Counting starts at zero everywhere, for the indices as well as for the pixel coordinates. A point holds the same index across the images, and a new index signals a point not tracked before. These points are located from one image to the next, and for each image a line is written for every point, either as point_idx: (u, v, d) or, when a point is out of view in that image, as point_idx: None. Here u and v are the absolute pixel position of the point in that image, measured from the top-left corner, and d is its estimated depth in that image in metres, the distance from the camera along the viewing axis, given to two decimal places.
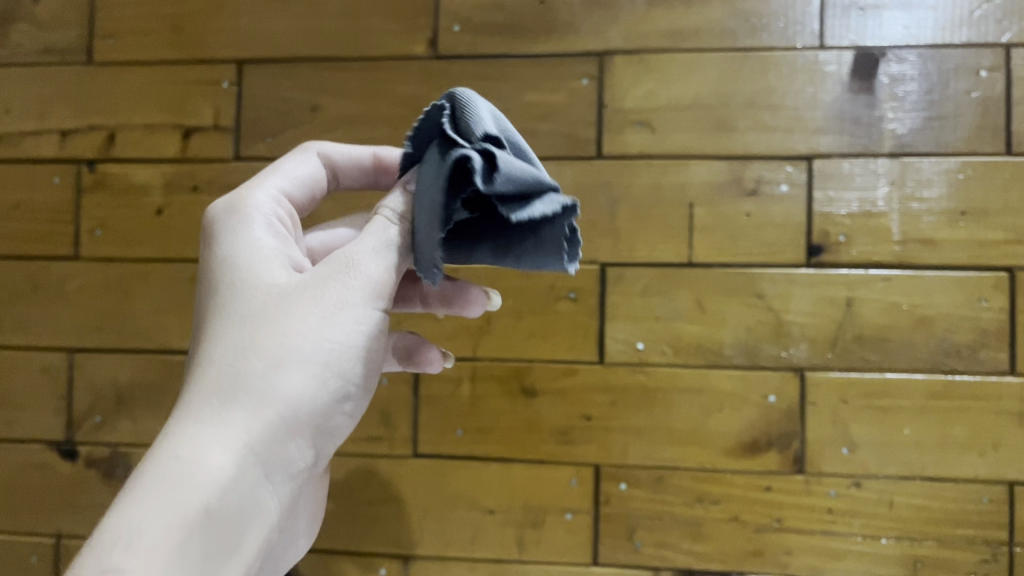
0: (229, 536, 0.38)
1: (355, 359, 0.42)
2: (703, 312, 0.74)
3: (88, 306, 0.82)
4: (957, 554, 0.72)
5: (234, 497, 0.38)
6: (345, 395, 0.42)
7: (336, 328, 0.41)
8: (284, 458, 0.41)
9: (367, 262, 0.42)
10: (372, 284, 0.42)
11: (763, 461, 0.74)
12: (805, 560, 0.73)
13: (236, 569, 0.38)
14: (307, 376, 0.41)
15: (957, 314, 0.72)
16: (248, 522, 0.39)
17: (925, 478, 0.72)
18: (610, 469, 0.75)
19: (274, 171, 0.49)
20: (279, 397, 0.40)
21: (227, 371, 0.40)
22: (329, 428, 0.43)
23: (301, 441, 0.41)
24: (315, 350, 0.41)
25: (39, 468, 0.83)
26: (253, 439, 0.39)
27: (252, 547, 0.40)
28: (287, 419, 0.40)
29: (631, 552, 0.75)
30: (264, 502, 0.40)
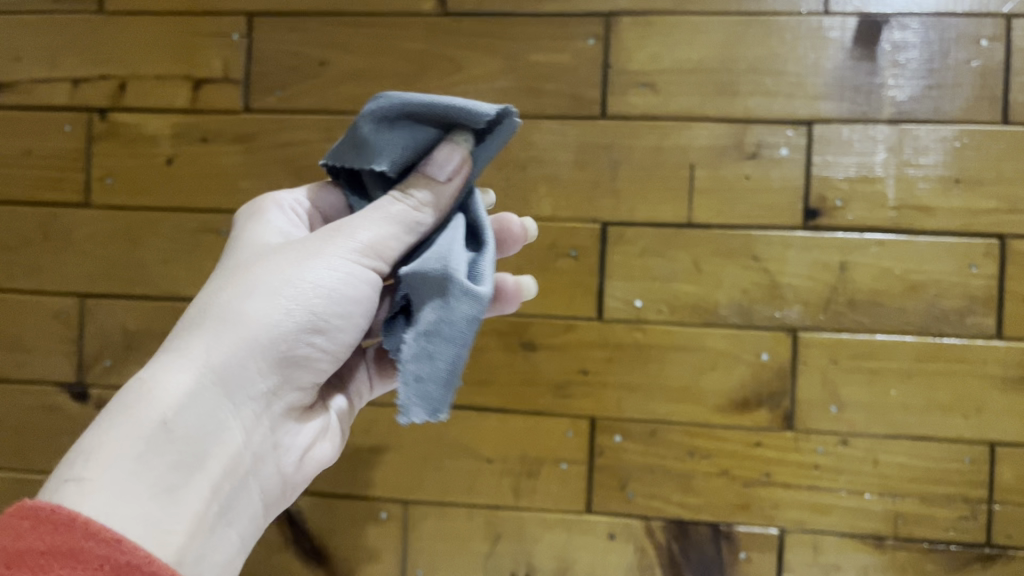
0: (190, 453, 0.41)
1: (319, 296, 0.47)
2: (700, 273, 0.76)
3: (99, 252, 0.84)
4: (938, 511, 0.74)
5: (192, 412, 0.42)
6: (309, 328, 0.47)
7: (306, 273, 0.47)
8: (242, 378, 0.45)
9: (353, 224, 0.49)
10: (351, 238, 0.48)
11: (753, 418, 0.76)
12: (792, 514, 0.76)
13: (202, 484, 0.42)
14: (265, 307, 0.46)
15: (947, 279, 0.74)
16: (210, 447, 0.43)
17: (910, 438, 0.74)
18: (605, 422, 0.78)
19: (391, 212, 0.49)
20: (241, 333, 0.45)
21: (193, 319, 0.46)
22: (289, 359, 0.47)
23: (260, 368, 0.46)
24: (281, 285, 0.47)
25: (48, 408, 0.85)
26: (213, 361, 0.44)
27: (218, 466, 0.43)
28: (244, 347, 0.45)
29: (623, 502, 0.78)
30: (224, 424, 0.44)
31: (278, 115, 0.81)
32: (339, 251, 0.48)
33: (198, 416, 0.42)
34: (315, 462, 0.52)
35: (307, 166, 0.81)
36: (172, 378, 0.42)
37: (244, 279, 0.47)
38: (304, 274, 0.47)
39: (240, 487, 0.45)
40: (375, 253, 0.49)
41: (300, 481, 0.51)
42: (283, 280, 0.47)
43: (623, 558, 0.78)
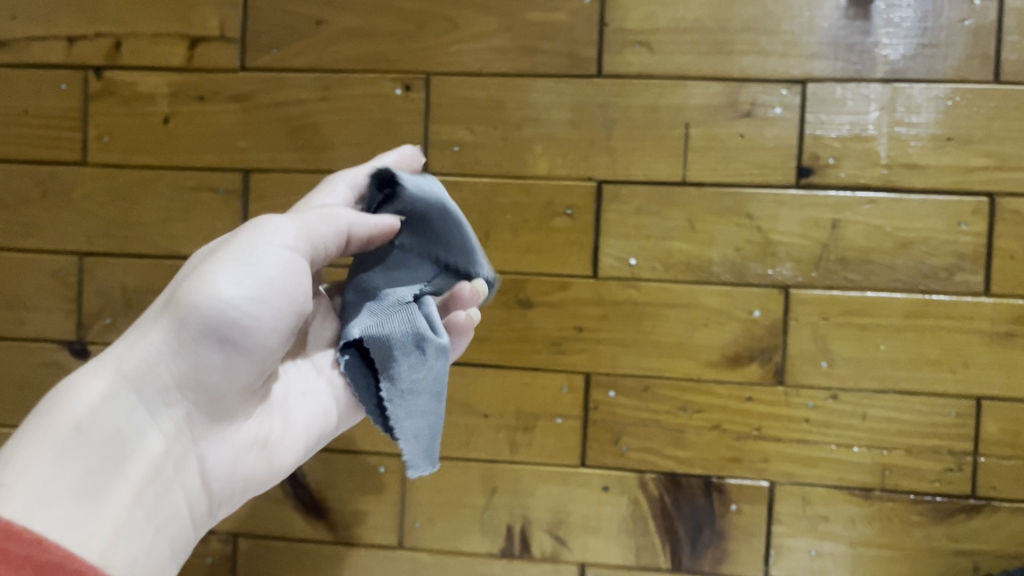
0: (106, 458, 0.43)
1: (243, 289, 0.46)
2: (694, 231, 0.77)
3: (97, 211, 0.84)
4: (925, 463, 0.76)
5: (109, 418, 0.43)
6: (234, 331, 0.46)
7: (232, 270, 0.47)
8: (164, 385, 0.46)
9: (273, 223, 0.49)
10: (279, 233, 0.49)
11: (745, 373, 0.77)
12: (782, 467, 0.77)
13: (122, 488, 0.43)
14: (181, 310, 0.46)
15: (937, 237, 0.75)
16: (129, 452, 0.44)
17: (898, 392, 0.76)
18: (599, 377, 0.79)
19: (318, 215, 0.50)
20: (165, 336, 0.46)
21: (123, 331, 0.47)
22: (219, 365, 0.47)
23: (183, 372, 0.46)
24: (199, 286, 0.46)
25: (49, 365, 0.86)
26: (131, 367, 0.45)
27: (141, 471, 0.44)
28: (167, 351, 0.46)
29: (617, 455, 0.79)
30: (142, 431, 0.45)
31: (275, 74, 0.82)
32: (258, 242, 0.48)
33: (114, 422, 0.43)
34: (259, 472, 0.51)
35: (304, 125, 0.81)
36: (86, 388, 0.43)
37: (172, 283, 0.48)
38: (227, 271, 0.46)
39: (169, 493, 0.46)
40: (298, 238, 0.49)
41: (252, 485, 0.52)
42: (201, 277, 0.46)
43: (616, 511, 0.80)
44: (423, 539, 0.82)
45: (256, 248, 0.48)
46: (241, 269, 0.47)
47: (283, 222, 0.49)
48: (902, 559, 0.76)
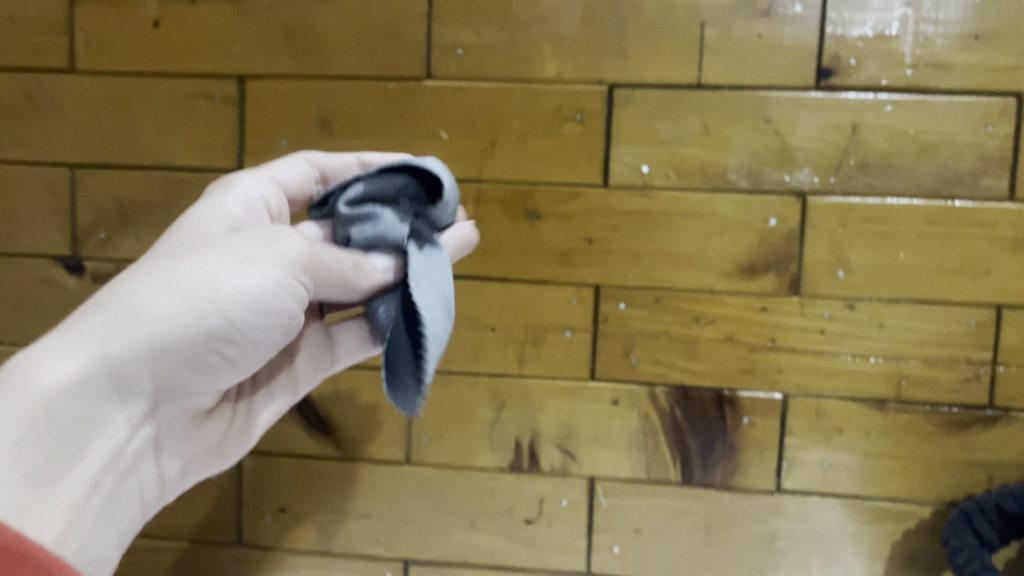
0: (71, 444, 0.44)
1: (239, 305, 0.49)
2: (709, 136, 0.74)
3: (88, 121, 0.81)
4: (942, 373, 0.74)
5: (82, 402, 0.45)
6: (221, 338, 0.49)
7: (239, 275, 0.49)
8: (136, 379, 0.47)
9: (289, 241, 0.51)
10: (287, 256, 0.50)
11: (759, 283, 0.75)
12: (796, 379, 0.76)
13: (77, 473, 0.45)
14: (177, 305, 0.47)
15: (961, 140, 0.72)
16: (93, 436, 0.46)
17: (917, 302, 0.74)
18: (610, 290, 0.77)
19: (322, 255, 0.52)
20: (144, 330, 0.46)
21: (98, 300, 0.47)
22: (193, 363, 0.50)
23: (156, 366, 0.48)
24: (201, 287, 0.48)
25: (43, 282, 0.83)
26: (112, 352, 0.46)
27: (98, 457, 0.46)
28: (147, 345, 0.47)
29: (627, 369, 0.78)
30: (110, 416, 0.46)
31: None
32: (272, 267, 0.50)
33: (85, 405, 0.45)
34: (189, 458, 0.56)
35: (302, 29, 0.78)
36: (60, 363, 0.44)
37: (163, 267, 0.48)
38: (230, 275, 0.49)
39: (120, 475, 0.49)
40: (310, 269, 0.51)
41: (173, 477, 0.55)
42: (202, 276, 0.48)
43: (626, 424, 0.78)
44: (430, 455, 0.81)
45: (261, 268, 0.50)
46: (239, 275, 0.49)
47: (294, 246, 0.51)
48: (917, 471, 0.75)
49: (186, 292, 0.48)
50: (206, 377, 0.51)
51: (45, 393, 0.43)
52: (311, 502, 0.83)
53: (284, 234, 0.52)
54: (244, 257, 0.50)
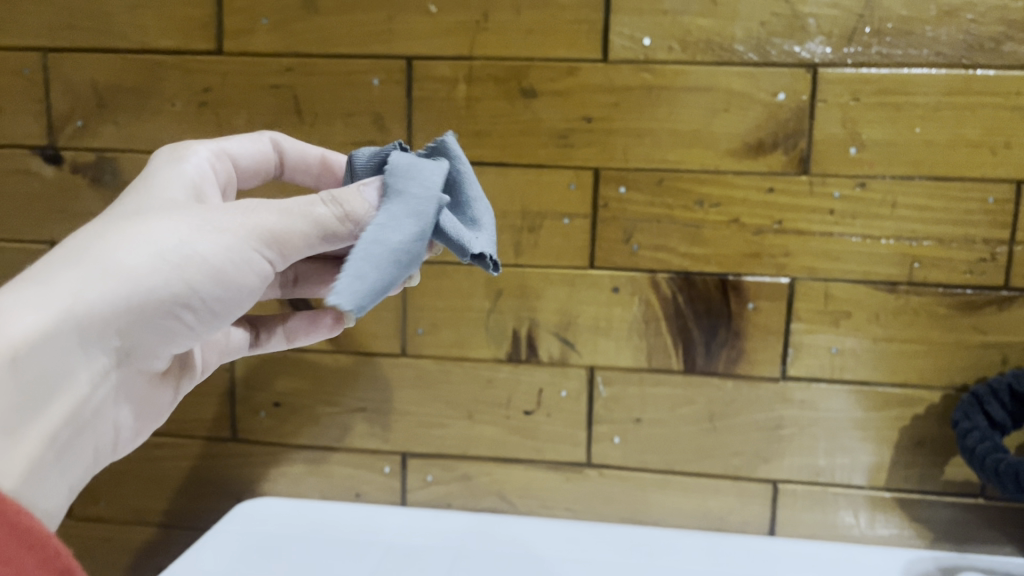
0: (28, 401, 0.39)
1: (209, 274, 0.42)
2: (715, 5, 0.70)
3: (58, 2, 0.77)
4: (956, 254, 0.71)
5: (40, 356, 0.39)
6: (187, 304, 0.43)
7: (212, 240, 0.42)
8: (100, 336, 0.42)
9: (263, 213, 0.43)
10: (259, 228, 0.43)
11: (766, 162, 0.72)
12: (804, 263, 0.73)
13: (34, 431, 0.40)
14: (151, 265, 0.41)
15: (985, 2, 0.67)
16: (49, 392, 0.40)
17: (932, 179, 0.70)
18: (610, 172, 0.74)
19: (300, 216, 0.43)
20: (113, 290, 0.40)
21: (68, 251, 0.41)
22: (159, 326, 0.43)
23: (122, 326, 0.42)
24: (173, 251, 0.42)
25: (22, 174, 0.80)
26: (76, 308, 0.40)
27: (56, 412, 0.41)
28: (115, 304, 0.41)
29: (628, 256, 0.75)
30: (70, 373, 0.41)
31: None
32: (242, 239, 0.43)
33: (44, 360, 0.39)
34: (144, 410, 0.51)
35: None
36: (26, 313, 0.39)
37: (133, 224, 0.42)
38: (201, 240, 0.42)
39: (70, 437, 0.44)
40: (278, 245, 0.44)
41: (127, 429, 0.50)
42: (172, 239, 0.42)
43: (627, 312, 0.76)
44: (426, 347, 0.79)
45: (234, 234, 0.43)
46: (214, 241, 0.42)
47: (266, 216, 0.43)
48: (927, 355, 0.73)
49: (154, 255, 0.41)
50: (172, 342, 0.46)
51: (11, 341, 0.38)
52: (305, 397, 0.82)
53: (265, 203, 0.44)
54: (215, 225, 0.43)
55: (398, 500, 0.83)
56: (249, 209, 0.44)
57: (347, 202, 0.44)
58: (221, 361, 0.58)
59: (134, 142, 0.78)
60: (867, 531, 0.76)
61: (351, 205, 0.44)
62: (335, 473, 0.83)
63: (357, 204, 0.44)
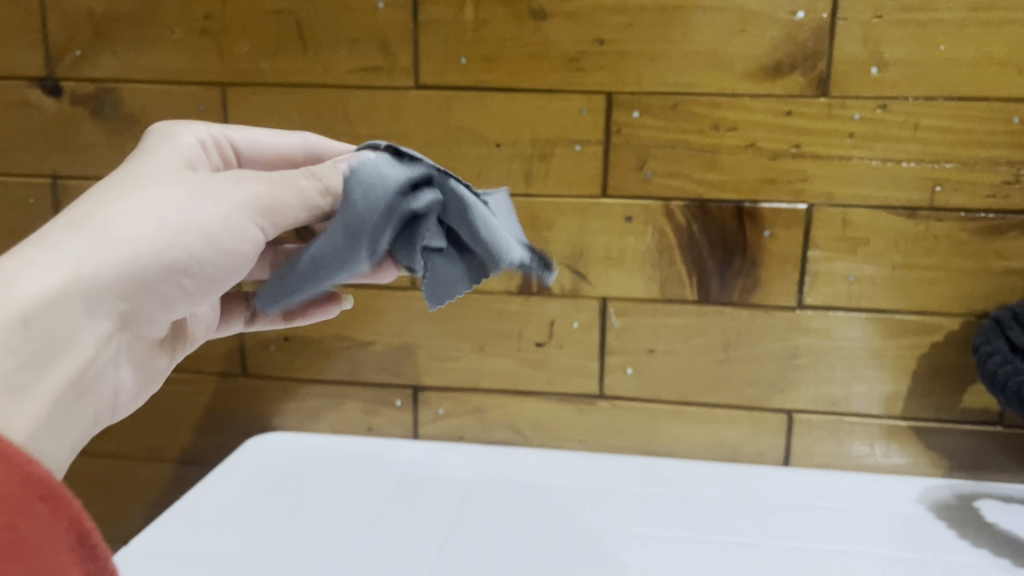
0: (41, 360, 0.39)
1: (208, 240, 0.44)
2: None
3: None
4: (979, 177, 0.69)
5: (51, 316, 0.39)
6: (186, 271, 0.44)
7: (210, 209, 0.44)
8: (107, 299, 0.42)
9: (257, 183, 0.46)
10: (254, 197, 0.45)
11: (785, 85, 0.69)
12: (822, 188, 0.71)
13: (45, 391, 0.40)
14: (152, 232, 0.42)
15: None
16: (60, 352, 0.40)
17: (957, 100, 0.68)
18: (623, 97, 0.71)
19: (289, 189, 0.46)
20: (120, 254, 0.41)
21: (70, 219, 0.42)
22: (159, 292, 0.44)
23: (126, 291, 0.43)
24: (173, 219, 0.43)
25: (22, 106, 0.79)
26: (84, 272, 0.40)
27: (66, 373, 0.41)
28: (120, 268, 0.41)
29: (641, 183, 0.73)
30: (77, 334, 0.41)
31: None
32: (237, 208, 0.45)
33: (55, 321, 0.39)
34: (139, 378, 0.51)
35: None
36: (34, 274, 0.39)
37: (131, 194, 0.43)
38: (199, 208, 0.44)
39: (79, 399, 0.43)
40: (271, 213, 0.46)
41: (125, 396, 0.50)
42: (172, 208, 0.43)
43: (640, 242, 0.74)
44: None
45: (231, 204, 0.45)
46: (212, 209, 0.44)
47: (261, 186, 0.45)
48: (947, 282, 0.71)
49: (154, 222, 0.42)
50: (171, 309, 0.46)
51: (23, 301, 0.38)
52: (315, 331, 0.81)
53: (256, 175, 0.46)
54: (210, 194, 0.44)
55: (410, 434, 0.83)
56: (241, 182, 0.45)
57: (326, 176, 0.47)
58: (209, 335, 0.59)
59: (134, 72, 0.76)
60: (882, 461, 0.76)
61: (332, 179, 0.47)
62: (347, 408, 0.83)
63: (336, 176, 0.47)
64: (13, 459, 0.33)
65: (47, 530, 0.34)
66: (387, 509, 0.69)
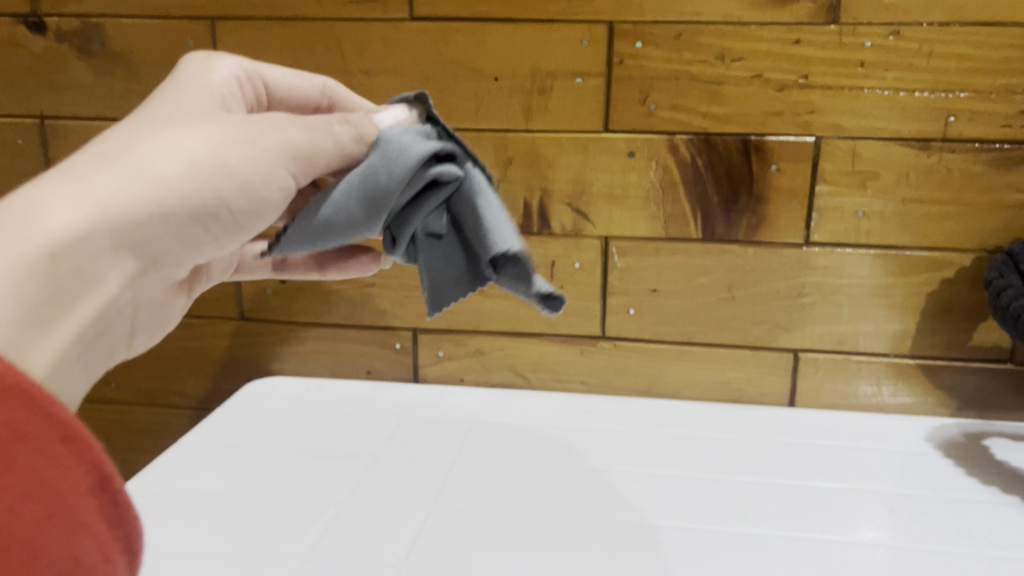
0: (70, 296, 0.35)
1: (241, 183, 0.42)
2: None
3: None
4: (994, 107, 0.66)
5: (83, 250, 0.36)
6: (215, 215, 0.42)
7: (245, 151, 0.42)
8: (141, 238, 0.39)
9: (290, 128, 0.44)
10: (289, 143, 0.43)
11: (793, 12, 0.66)
12: (831, 120, 0.68)
13: (75, 329, 0.36)
14: (186, 171, 0.40)
15: None
16: (91, 291, 0.37)
17: (972, 26, 0.65)
18: (625, 27, 0.69)
19: (322, 134, 0.44)
20: (154, 191, 0.38)
21: (99, 155, 0.39)
22: (189, 236, 0.41)
23: (160, 232, 0.39)
24: (208, 159, 0.40)
25: (7, 44, 0.77)
26: (117, 206, 0.37)
27: (98, 313, 0.37)
28: (154, 205, 0.38)
29: (644, 117, 0.71)
30: (111, 273, 0.38)
31: None
32: (272, 152, 0.43)
33: (87, 256, 0.36)
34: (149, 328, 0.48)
35: None
36: (64, 206, 0.35)
37: (161, 132, 0.41)
38: (234, 150, 0.41)
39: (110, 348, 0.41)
40: (305, 159, 0.44)
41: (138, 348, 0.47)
42: (206, 147, 0.41)
43: (643, 179, 0.72)
44: None
45: (267, 147, 0.42)
46: (247, 151, 0.42)
47: (296, 132, 0.44)
48: (958, 217, 0.69)
49: (189, 163, 0.40)
50: (196, 257, 0.44)
51: (57, 233, 0.34)
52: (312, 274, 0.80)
53: (287, 120, 0.44)
54: (244, 136, 0.42)
55: (410, 377, 0.82)
56: (273, 126, 0.43)
57: (361, 124, 0.46)
58: (226, 275, 0.59)
59: (120, 5, 0.74)
60: (889, 401, 0.75)
61: (368, 131, 0.46)
62: (346, 352, 0.82)
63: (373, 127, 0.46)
64: (33, 397, 0.30)
65: (67, 476, 0.31)
66: (386, 449, 0.69)
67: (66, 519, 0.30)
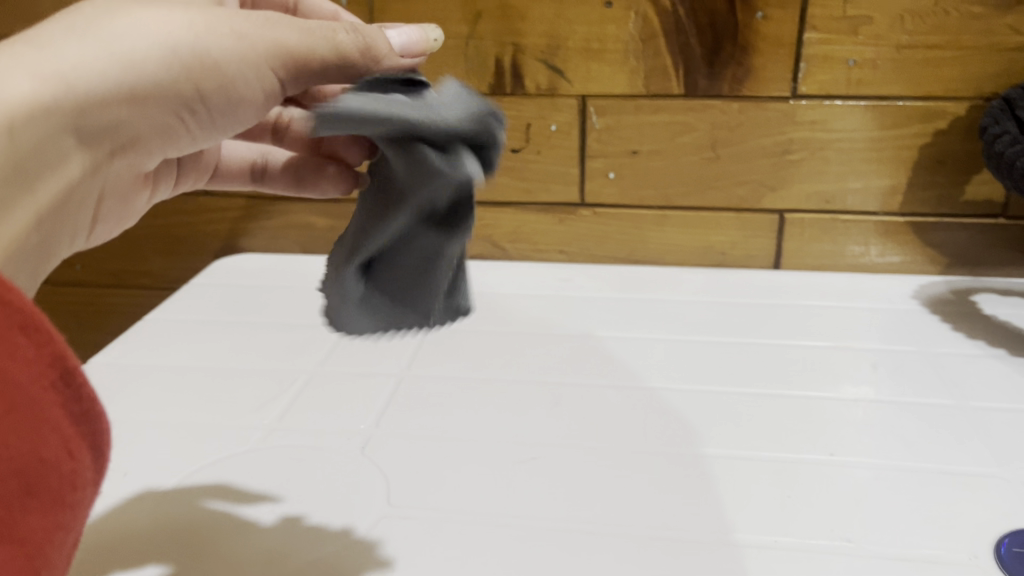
0: (19, 179, 0.31)
1: (221, 76, 0.36)
2: None
3: None
4: None
5: (41, 125, 0.31)
6: (191, 105, 0.36)
7: (231, 43, 0.36)
8: (106, 120, 0.34)
9: (281, 31, 0.37)
10: (281, 44, 0.37)
11: None
12: None
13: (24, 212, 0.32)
14: (162, 53, 0.34)
15: None
16: (45, 173, 0.32)
17: None
18: None
19: (319, 38, 0.38)
20: (125, 70, 0.33)
21: (69, 19, 0.33)
22: (159, 125, 0.36)
23: (128, 116, 0.34)
24: (187, 43, 0.35)
25: None
26: (83, 82, 0.32)
27: (49, 197, 0.33)
28: (122, 86, 0.33)
29: None
30: (68, 154, 0.33)
31: None
32: (261, 50, 0.36)
33: (44, 135, 0.31)
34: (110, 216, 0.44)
35: None
36: (21, 72, 0.30)
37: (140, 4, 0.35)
38: (217, 39, 0.35)
39: (52, 232, 0.36)
40: (298, 66, 0.37)
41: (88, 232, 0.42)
42: (188, 30, 0.35)
43: (622, 31, 0.67)
44: None
45: (255, 40, 0.36)
46: (233, 43, 0.36)
47: (289, 35, 0.37)
48: (955, 64, 0.65)
49: (162, 43, 0.34)
50: (167, 150, 0.38)
51: (13, 103, 0.30)
52: None
53: (283, 19, 0.38)
54: (232, 25, 0.36)
55: None
56: (263, 21, 0.37)
57: (371, 35, 0.39)
58: (197, 180, 0.53)
59: None
60: (877, 261, 0.73)
61: (374, 41, 0.39)
62: (318, 229, 0.79)
63: (383, 42, 0.40)
64: None
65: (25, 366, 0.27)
66: None
67: (27, 413, 0.27)
